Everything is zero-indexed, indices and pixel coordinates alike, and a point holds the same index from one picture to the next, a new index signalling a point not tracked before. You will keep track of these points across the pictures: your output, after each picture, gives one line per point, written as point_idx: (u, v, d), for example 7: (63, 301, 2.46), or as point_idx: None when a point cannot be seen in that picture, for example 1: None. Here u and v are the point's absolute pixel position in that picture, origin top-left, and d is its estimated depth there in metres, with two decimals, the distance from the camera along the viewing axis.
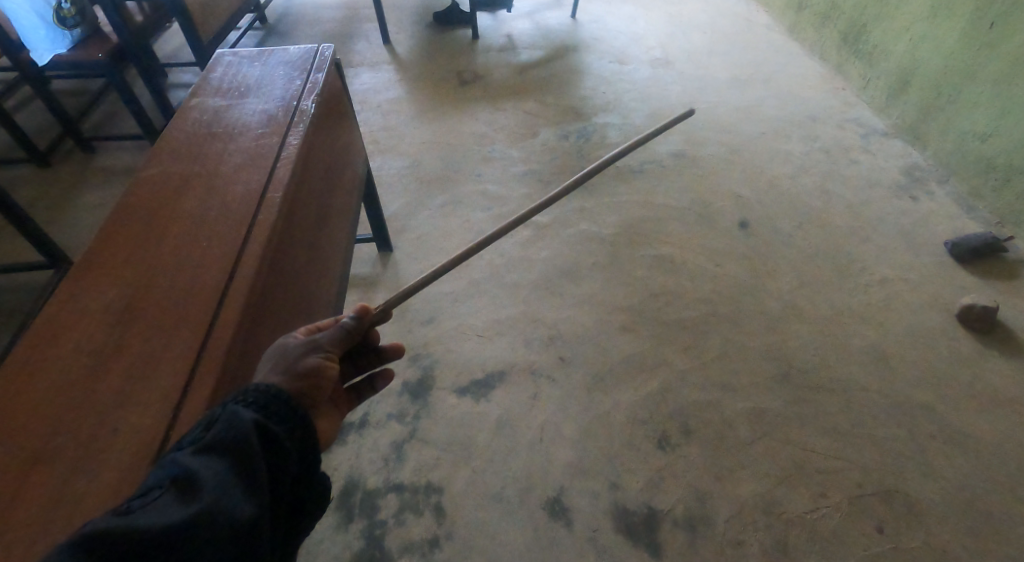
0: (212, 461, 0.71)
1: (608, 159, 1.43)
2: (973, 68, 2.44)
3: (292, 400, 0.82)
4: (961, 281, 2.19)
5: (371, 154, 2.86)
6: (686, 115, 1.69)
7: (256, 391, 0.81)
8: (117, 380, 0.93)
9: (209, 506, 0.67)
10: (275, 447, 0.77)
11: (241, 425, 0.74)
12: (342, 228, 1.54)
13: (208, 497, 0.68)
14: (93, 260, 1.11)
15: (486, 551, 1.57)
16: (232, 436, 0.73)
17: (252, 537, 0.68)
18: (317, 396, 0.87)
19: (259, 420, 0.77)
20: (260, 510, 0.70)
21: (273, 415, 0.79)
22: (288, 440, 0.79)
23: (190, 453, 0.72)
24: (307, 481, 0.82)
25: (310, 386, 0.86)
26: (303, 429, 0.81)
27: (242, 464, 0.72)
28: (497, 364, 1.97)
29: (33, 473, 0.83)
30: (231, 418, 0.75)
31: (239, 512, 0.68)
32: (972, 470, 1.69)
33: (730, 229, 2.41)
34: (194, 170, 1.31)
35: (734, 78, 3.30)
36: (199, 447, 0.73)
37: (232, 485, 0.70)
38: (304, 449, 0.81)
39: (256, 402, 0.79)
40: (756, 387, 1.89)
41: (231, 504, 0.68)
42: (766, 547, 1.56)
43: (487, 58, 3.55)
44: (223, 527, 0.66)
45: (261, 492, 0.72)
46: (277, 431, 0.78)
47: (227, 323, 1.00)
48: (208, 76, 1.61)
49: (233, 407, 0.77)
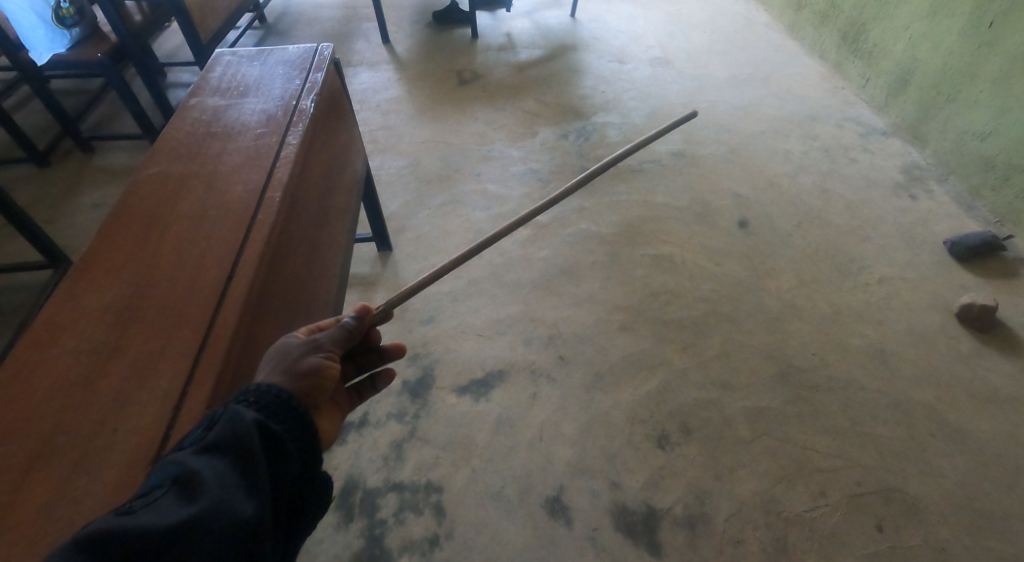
0: (213, 460, 0.71)
1: (583, 180, 1.53)
2: (972, 67, 2.44)
3: (293, 400, 0.82)
4: (960, 279, 2.19)
5: (371, 153, 2.86)
6: (668, 130, 1.85)
7: (257, 391, 0.81)
8: (117, 380, 0.93)
9: (210, 506, 0.67)
10: (276, 447, 0.77)
11: (242, 424, 0.74)
12: (342, 227, 1.55)
13: (209, 497, 0.68)
14: (93, 261, 1.11)
15: (486, 550, 1.58)
16: (233, 436, 0.73)
17: (253, 538, 0.68)
18: (317, 396, 0.88)
19: (259, 420, 0.77)
20: (261, 510, 0.70)
21: (273, 414, 0.79)
22: (289, 439, 0.79)
23: (191, 453, 0.73)
24: (309, 481, 0.83)
25: (311, 386, 0.87)
26: (304, 429, 0.82)
27: (243, 464, 0.72)
28: (497, 363, 1.97)
29: (33, 473, 0.83)
30: (231, 417, 0.75)
31: (240, 512, 0.68)
32: (971, 469, 1.69)
33: (729, 228, 2.41)
34: (193, 170, 1.32)
35: (733, 77, 3.30)
36: (199, 446, 0.73)
37: (233, 485, 0.70)
38: (305, 449, 0.81)
39: (256, 403, 0.80)
40: (756, 386, 1.89)
41: (233, 504, 0.68)
42: (765, 546, 1.57)
43: (486, 57, 3.55)
44: (224, 527, 0.66)
45: (262, 492, 0.72)
46: (278, 431, 0.78)
47: (227, 323, 1.01)
48: (207, 75, 1.62)
49: (233, 407, 0.77)
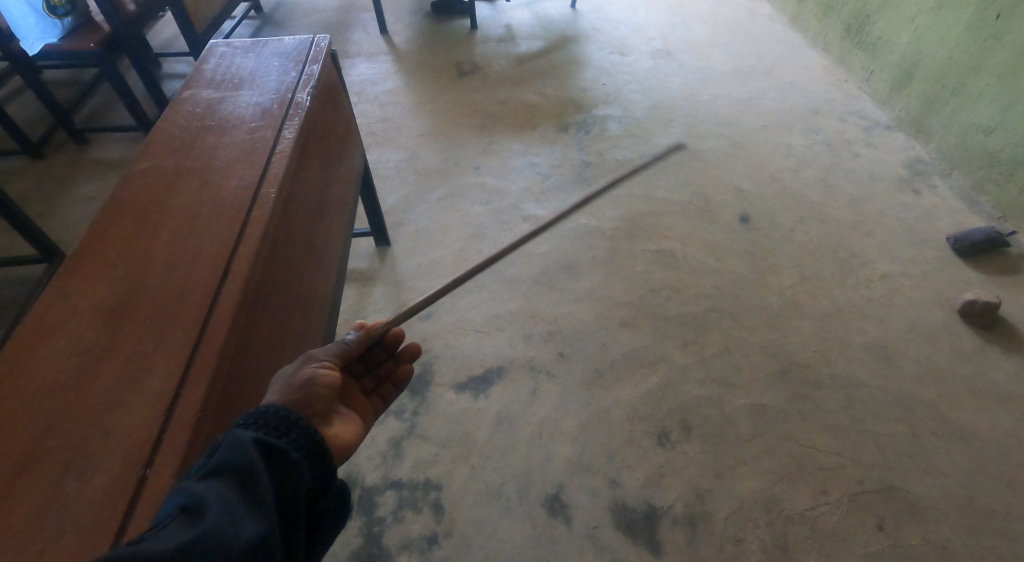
0: (215, 484, 0.69)
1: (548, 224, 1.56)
2: (978, 60, 2.41)
3: (292, 414, 0.81)
4: (963, 275, 2.17)
5: (368, 146, 2.82)
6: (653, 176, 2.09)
7: (255, 412, 0.80)
8: (108, 383, 0.91)
9: (214, 526, 0.65)
10: (281, 463, 0.76)
11: (241, 443, 0.73)
12: (339, 224, 1.52)
13: (213, 516, 0.66)
14: (83, 260, 1.08)
15: (485, 548, 1.57)
16: (233, 457, 0.72)
17: (263, 555, 0.66)
18: (315, 405, 0.87)
19: (258, 437, 0.76)
20: (267, 527, 0.68)
21: (273, 430, 0.78)
22: (296, 452, 0.78)
23: (195, 479, 0.71)
24: (323, 490, 0.82)
25: (306, 395, 0.86)
26: (310, 440, 0.80)
27: (245, 483, 0.70)
28: (496, 359, 1.96)
29: (21, 477, 0.81)
30: (229, 441, 0.74)
31: (246, 529, 0.66)
32: (973, 468, 1.68)
33: (731, 223, 2.38)
34: (187, 164, 1.29)
35: (735, 70, 3.26)
36: (201, 473, 0.71)
37: (237, 503, 0.68)
38: (314, 458, 0.80)
39: (256, 423, 0.78)
40: (757, 383, 1.88)
41: (237, 522, 0.66)
42: (766, 545, 1.56)
43: (486, 49, 3.50)
44: (231, 545, 0.64)
45: (267, 508, 0.70)
46: (280, 445, 0.76)
47: (220, 324, 0.98)
48: (201, 67, 1.58)
49: (233, 431, 0.76)
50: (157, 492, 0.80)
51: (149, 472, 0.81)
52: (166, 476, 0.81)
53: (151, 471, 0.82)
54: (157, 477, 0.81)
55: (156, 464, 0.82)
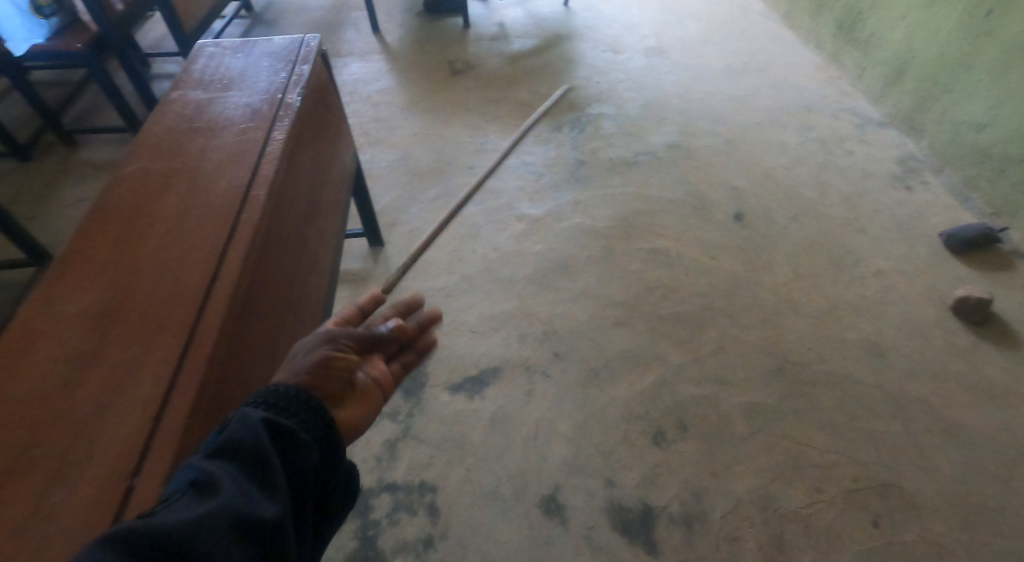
0: (225, 464, 0.69)
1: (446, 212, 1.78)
2: (970, 56, 2.41)
3: (301, 394, 0.80)
4: (956, 272, 2.18)
5: (361, 146, 2.81)
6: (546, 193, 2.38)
7: (265, 392, 0.79)
8: (95, 390, 0.90)
9: (225, 505, 0.64)
10: (292, 443, 0.75)
11: (252, 423, 0.72)
12: (330, 225, 1.51)
13: (225, 494, 0.65)
14: (70, 264, 1.07)
15: (481, 549, 1.56)
16: (244, 436, 0.71)
17: (273, 535, 0.66)
18: (326, 387, 0.85)
19: (268, 417, 0.75)
20: (278, 507, 0.68)
21: (282, 409, 0.77)
22: (307, 432, 0.77)
23: (204, 456, 0.70)
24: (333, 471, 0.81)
25: (317, 377, 0.84)
26: (322, 422, 0.79)
27: (256, 463, 0.70)
28: (491, 360, 1.95)
29: (6, 488, 0.79)
30: (239, 419, 0.74)
31: (257, 508, 0.66)
32: (967, 464, 1.68)
33: (725, 221, 2.38)
34: (176, 167, 1.27)
35: (728, 68, 3.26)
36: (209, 450, 0.71)
37: (248, 482, 0.68)
38: (325, 438, 0.79)
39: (265, 402, 0.77)
40: (752, 381, 1.88)
41: (248, 502, 0.66)
42: (762, 544, 1.55)
43: (479, 47, 3.49)
44: (243, 526, 0.64)
45: (278, 489, 0.69)
46: (290, 425, 0.76)
47: (209, 329, 0.97)
48: (189, 68, 1.56)
49: (243, 409, 0.75)
50: (145, 501, 0.78)
51: (136, 481, 0.80)
52: (154, 485, 0.80)
53: (138, 481, 0.80)
54: (145, 486, 0.79)
55: (144, 473, 0.81)
